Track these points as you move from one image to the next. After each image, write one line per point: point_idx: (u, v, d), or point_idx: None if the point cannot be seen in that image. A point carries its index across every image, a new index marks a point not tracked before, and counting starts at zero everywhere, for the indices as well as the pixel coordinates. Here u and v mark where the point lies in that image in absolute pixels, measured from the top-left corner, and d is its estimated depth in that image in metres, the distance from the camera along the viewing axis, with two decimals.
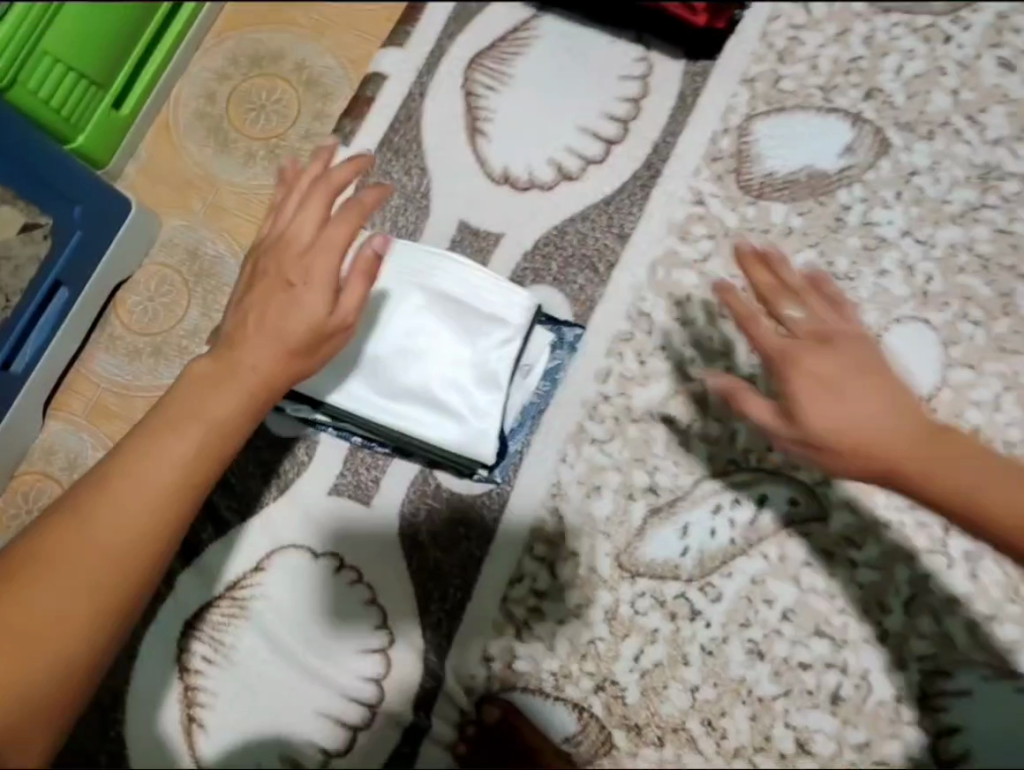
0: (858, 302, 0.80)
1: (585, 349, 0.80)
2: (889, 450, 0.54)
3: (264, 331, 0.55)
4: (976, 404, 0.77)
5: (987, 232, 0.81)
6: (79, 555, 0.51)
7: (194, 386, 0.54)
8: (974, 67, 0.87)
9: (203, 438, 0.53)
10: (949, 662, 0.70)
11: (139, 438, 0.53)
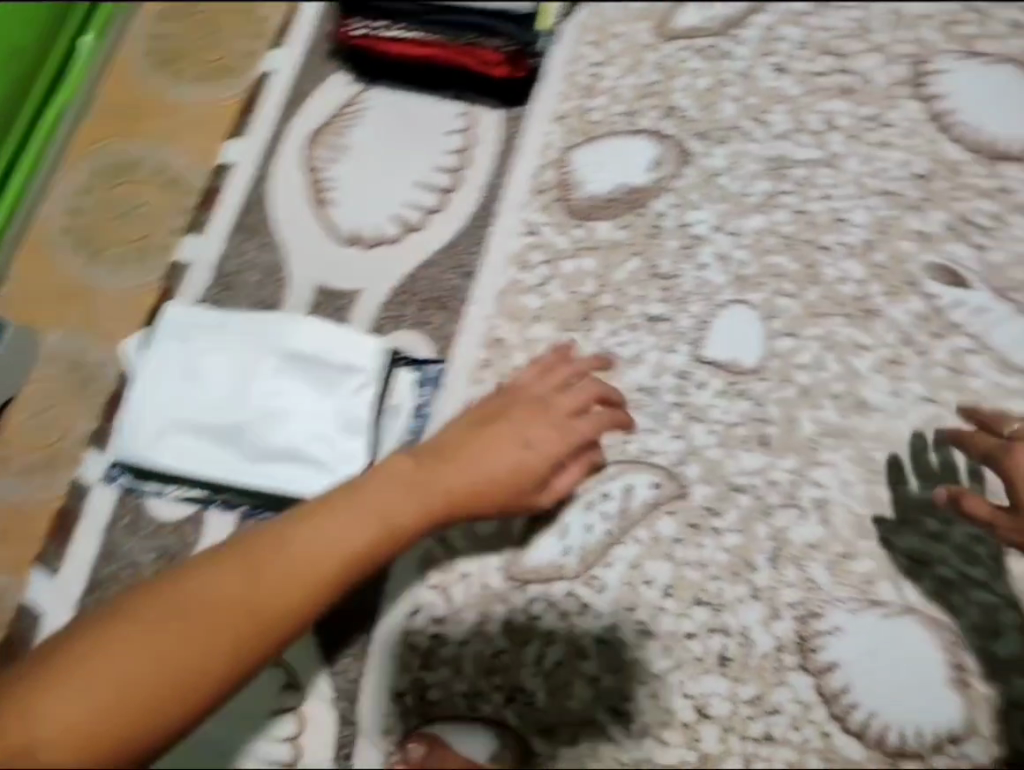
0: (683, 295, 0.88)
1: (449, 380, 0.84)
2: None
3: (483, 465, 0.72)
4: (802, 367, 0.84)
5: (787, 215, 0.90)
6: (248, 587, 0.59)
7: (401, 482, 0.68)
8: (751, 76, 0.97)
9: (391, 527, 0.66)
10: (819, 603, 0.77)
11: (308, 518, 0.64)
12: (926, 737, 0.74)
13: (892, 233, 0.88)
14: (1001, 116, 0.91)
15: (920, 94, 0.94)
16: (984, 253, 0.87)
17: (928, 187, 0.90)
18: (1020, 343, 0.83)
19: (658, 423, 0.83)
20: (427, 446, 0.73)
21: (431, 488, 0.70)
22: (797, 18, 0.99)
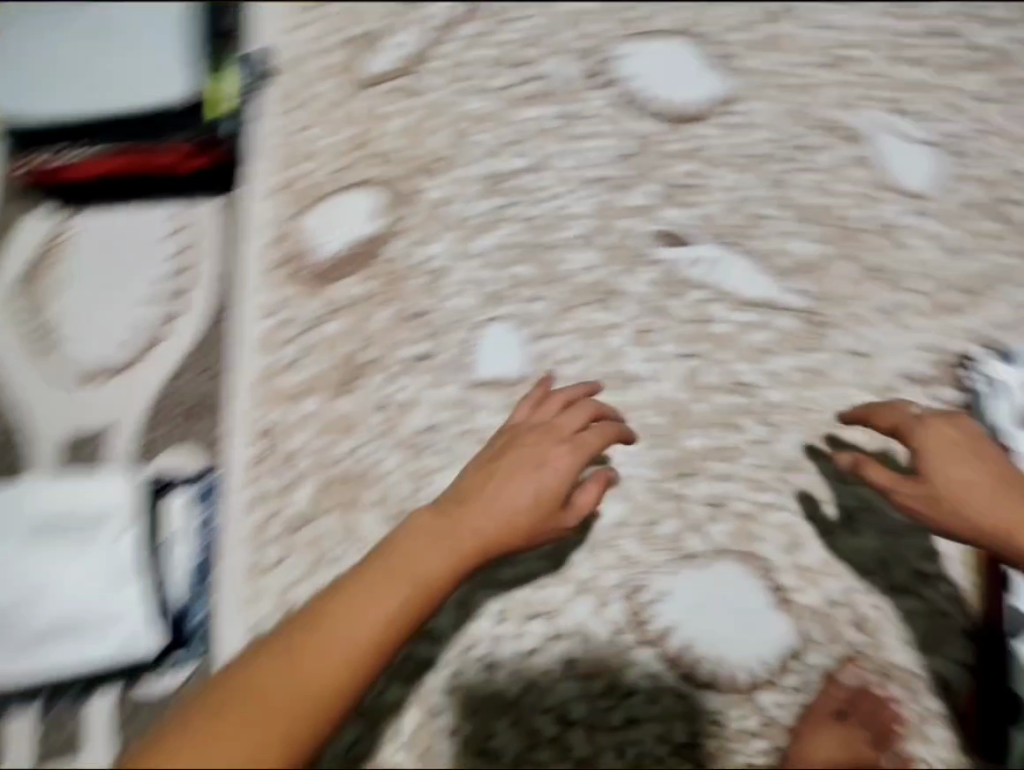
0: (439, 329, 0.89)
1: (229, 487, 0.82)
2: (982, 509, 0.66)
3: (480, 516, 0.65)
4: (564, 363, 0.89)
5: (516, 225, 0.92)
6: (325, 645, 0.57)
7: (417, 539, 0.63)
8: (453, 92, 0.94)
9: (408, 592, 0.60)
10: (640, 575, 0.83)
11: (395, 555, 0.62)
12: (769, 662, 0.82)
13: (613, 217, 0.92)
14: (680, 87, 0.94)
15: (607, 82, 0.95)
16: (700, 209, 0.92)
17: (637, 163, 0.93)
18: (749, 280, 0.90)
19: (449, 458, 0.84)
20: (454, 490, 0.68)
21: (458, 531, 0.64)
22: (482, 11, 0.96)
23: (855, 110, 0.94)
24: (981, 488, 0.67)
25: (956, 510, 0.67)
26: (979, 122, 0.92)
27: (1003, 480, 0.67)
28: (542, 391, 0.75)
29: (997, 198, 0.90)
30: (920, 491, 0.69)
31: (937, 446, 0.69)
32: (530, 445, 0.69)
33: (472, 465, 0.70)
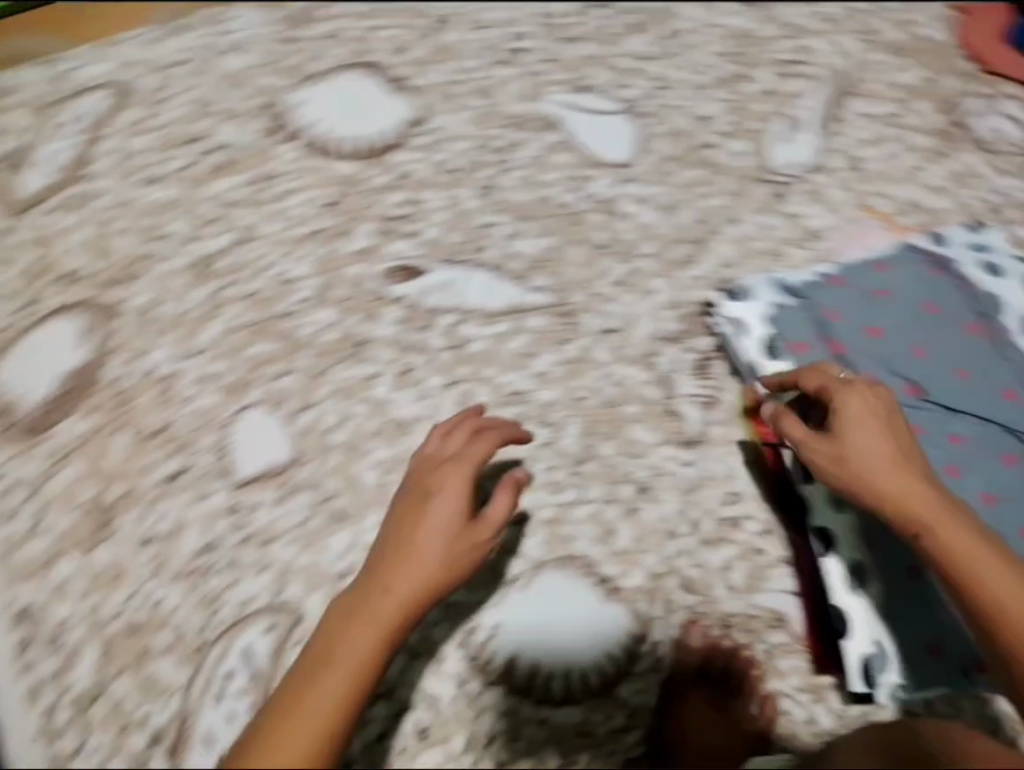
0: (188, 437, 0.86)
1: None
2: (891, 485, 0.71)
3: (410, 573, 0.71)
4: (332, 429, 0.86)
5: (237, 307, 0.88)
6: (304, 716, 0.66)
7: (357, 602, 0.71)
8: (129, 187, 0.89)
9: (362, 649, 0.69)
10: (471, 616, 0.83)
11: (345, 628, 0.70)
12: (618, 654, 0.83)
13: (337, 268, 0.90)
14: (363, 120, 0.91)
15: (287, 136, 0.91)
16: (419, 237, 0.90)
17: (342, 209, 0.90)
18: (488, 292, 0.90)
19: (235, 573, 0.84)
20: (385, 537, 0.74)
21: (395, 583, 0.71)
22: (132, 92, 0.91)
23: (541, 98, 0.92)
24: (886, 464, 0.72)
25: (857, 476, 0.72)
26: (659, 81, 0.93)
27: (906, 458, 0.72)
28: (442, 424, 0.81)
29: (696, 145, 0.92)
30: (832, 448, 0.73)
31: (861, 413, 0.73)
32: (428, 492, 0.75)
33: (393, 507, 0.77)
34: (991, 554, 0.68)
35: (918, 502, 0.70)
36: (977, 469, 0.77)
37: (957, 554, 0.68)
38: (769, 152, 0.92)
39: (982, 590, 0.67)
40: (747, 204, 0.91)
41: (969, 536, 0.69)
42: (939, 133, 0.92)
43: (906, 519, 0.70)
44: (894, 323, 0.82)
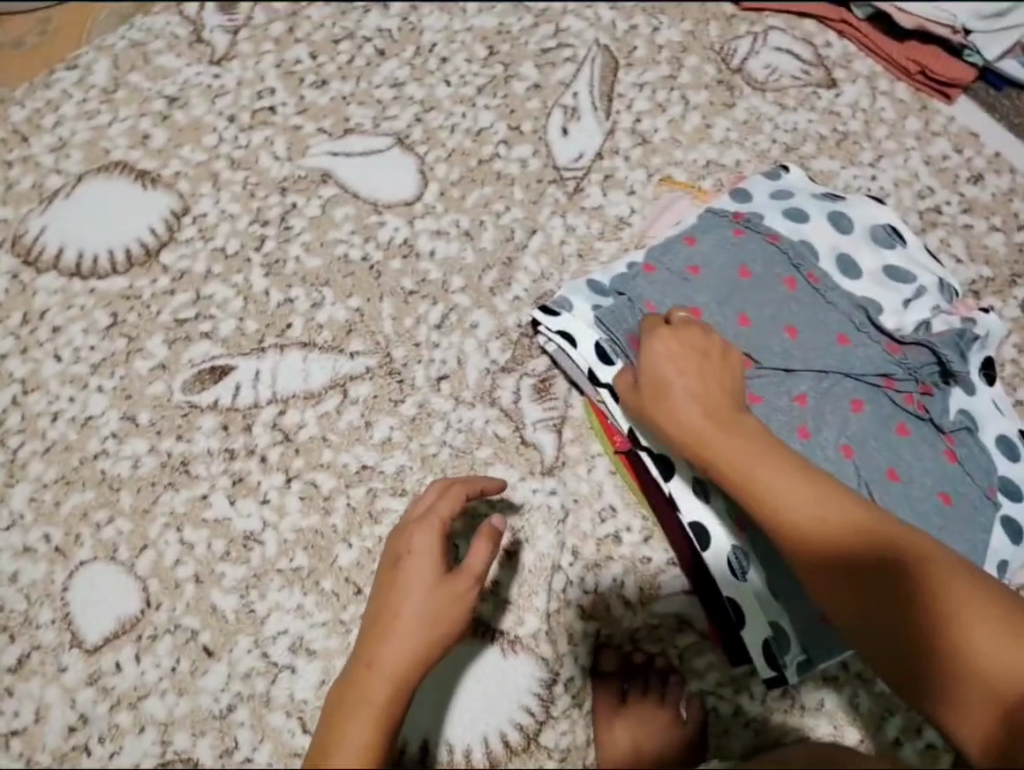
0: (24, 616, 0.77)
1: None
2: (688, 420, 0.69)
3: (397, 645, 0.61)
4: (178, 561, 0.79)
5: (38, 464, 0.80)
6: None
7: (354, 682, 0.61)
8: None
9: (367, 733, 0.58)
10: None
11: (336, 718, 0.60)
12: (534, 704, 0.77)
13: (138, 390, 0.83)
14: (116, 225, 0.86)
15: (43, 267, 0.85)
16: (216, 334, 0.84)
17: (124, 330, 0.84)
18: (305, 374, 0.83)
19: (116, 741, 0.74)
20: (372, 609, 0.65)
21: (384, 661, 0.61)
22: None
23: (307, 154, 0.90)
24: (693, 408, 0.69)
25: (660, 415, 0.70)
26: (421, 104, 0.92)
27: (714, 396, 0.70)
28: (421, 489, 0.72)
29: (479, 161, 0.90)
30: (644, 403, 0.72)
31: (664, 355, 0.71)
32: (409, 553, 0.66)
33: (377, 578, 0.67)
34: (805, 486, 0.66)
35: (727, 447, 0.68)
36: (826, 425, 0.74)
37: (767, 489, 0.66)
38: (553, 148, 0.90)
39: (791, 523, 0.65)
40: (545, 208, 0.88)
41: (782, 474, 0.66)
42: (716, 84, 0.93)
43: (720, 467, 0.68)
44: (712, 298, 0.79)
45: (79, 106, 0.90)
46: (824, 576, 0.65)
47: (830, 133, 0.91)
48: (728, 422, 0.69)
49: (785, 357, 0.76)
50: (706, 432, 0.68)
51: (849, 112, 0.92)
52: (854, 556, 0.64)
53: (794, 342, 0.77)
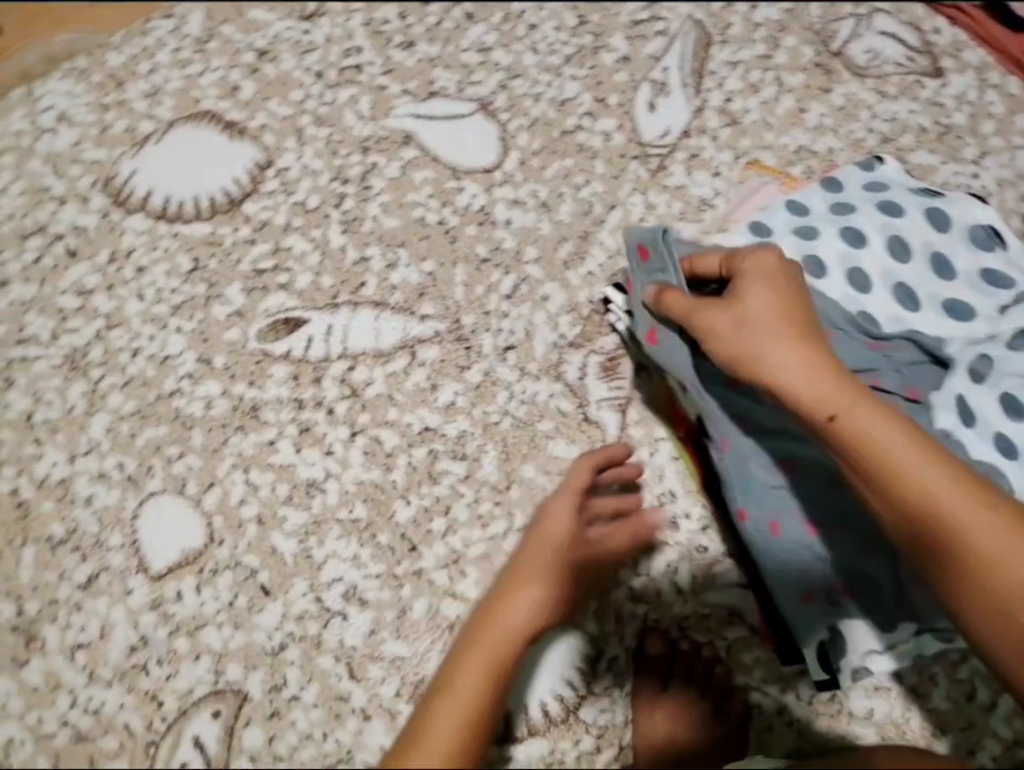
0: (96, 538, 0.81)
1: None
2: (780, 344, 0.65)
3: (526, 598, 0.65)
4: (243, 501, 0.81)
5: (117, 396, 0.84)
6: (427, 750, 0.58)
7: (479, 629, 0.64)
8: None
9: (484, 677, 0.62)
10: (416, 670, 0.78)
11: (459, 657, 0.63)
12: (576, 678, 0.77)
13: (215, 334, 0.85)
14: (201, 173, 0.88)
15: (131, 208, 0.88)
16: (292, 285, 0.86)
17: (204, 275, 0.86)
18: (376, 333, 0.85)
19: (173, 664, 0.78)
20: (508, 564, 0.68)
21: (513, 612, 0.64)
22: None
23: (390, 115, 0.90)
24: (789, 341, 0.66)
25: (747, 339, 0.66)
26: (508, 71, 0.91)
27: (802, 326, 0.67)
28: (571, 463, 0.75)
29: (562, 131, 0.89)
30: (729, 321, 0.68)
31: (752, 281, 0.69)
32: (549, 515, 0.70)
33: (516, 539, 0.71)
34: (912, 435, 0.63)
35: (838, 388, 0.63)
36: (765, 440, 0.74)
37: (863, 422, 0.62)
38: (639, 123, 0.89)
39: (879, 452, 0.62)
40: (626, 185, 0.87)
41: (892, 421, 0.63)
42: (814, 67, 0.90)
43: (829, 408, 0.63)
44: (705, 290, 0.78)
45: (172, 55, 0.92)
46: (913, 509, 0.62)
47: (933, 125, 0.87)
48: (817, 350, 0.65)
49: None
50: (800, 358, 0.65)
51: (955, 104, 0.88)
52: (943, 496, 0.61)
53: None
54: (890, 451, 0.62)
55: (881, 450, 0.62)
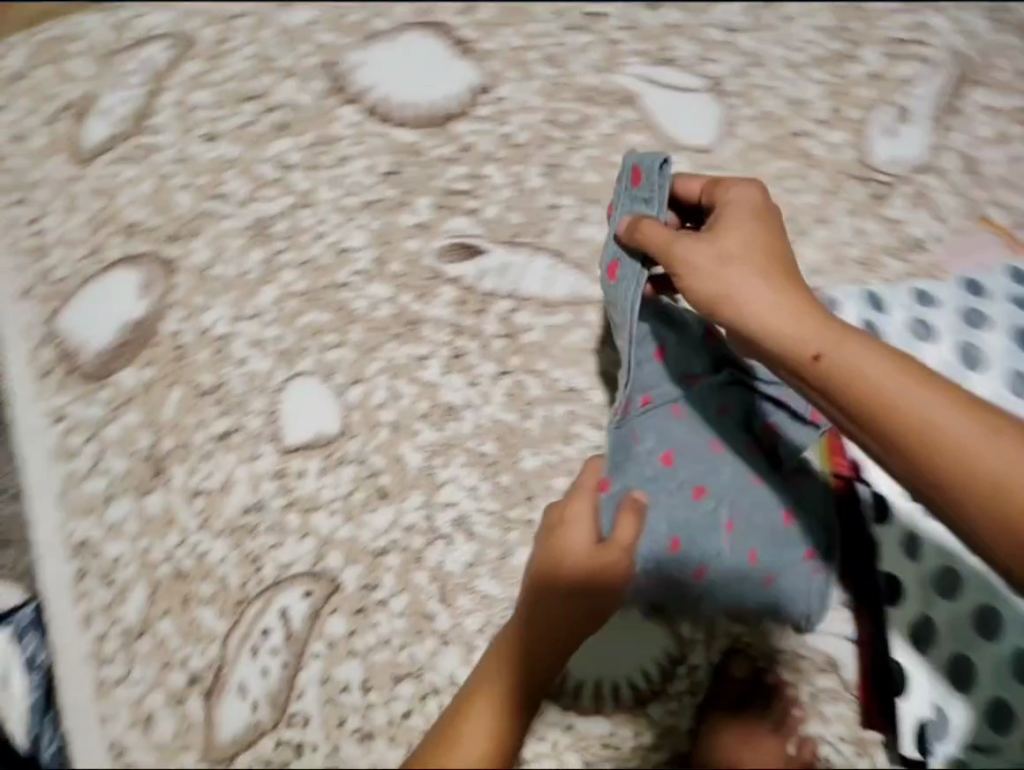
0: (241, 398, 0.85)
1: (50, 616, 0.82)
2: (756, 277, 0.59)
3: (548, 603, 0.72)
4: (382, 406, 0.84)
5: (292, 273, 0.86)
6: (468, 734, 0.68)
7: (509, 633, 0.72)
8: (188, 157, 0.87)
9: (513, 671, 0.70)
10: (503, 613, 0.80)
11: (478, 685, 0.71)
12: (654, 674, 0.81)
13: (395, 240, 0.86)
14: (423, 84, 0.87)
15: (347, 98, 0.88)
16: (480, 213, 0.87)
17: (399, 180, 0.87)
18: (548, 283, 0.85)
19: (279, 535, 0.83)
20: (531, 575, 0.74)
21: (544, 616, 0.72)
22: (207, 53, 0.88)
23: (620, 71, 0.87)
24: (765, 276, 0.60)
25: (726, 272, 0.60)
26: (751, 57, 0.86)
27: (781, 260, 0.61)
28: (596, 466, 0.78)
29: (788, 133, 0.86)
30: (710, 254, 0.61)
31: (728, 211, 0.63)
32: (561, 524, 0.74)
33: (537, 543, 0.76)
34: (909, 367, 0.56)
35: (820, 327, 0.57)
36: (656, 427, 0.73)
37: (852, 358, 0.56)
38: (870, 145, 0.85)
39: (867, 386, 0.55)
40: (838, 204, 0.84)
41: (882, 350, 0.56)
42: None
43: (813, 347, 0.57)
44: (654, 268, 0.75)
45: None
46: (913, 446, 0.54)
47: None
48: (792, 286, 0.60)
49: (688, 338, 0.75)
50: (777, 296, 0.59)
51: None
52: (945, 425, 0.54)
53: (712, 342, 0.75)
54: (883, 383, 0.55)
55: (872, 382, 0.55)
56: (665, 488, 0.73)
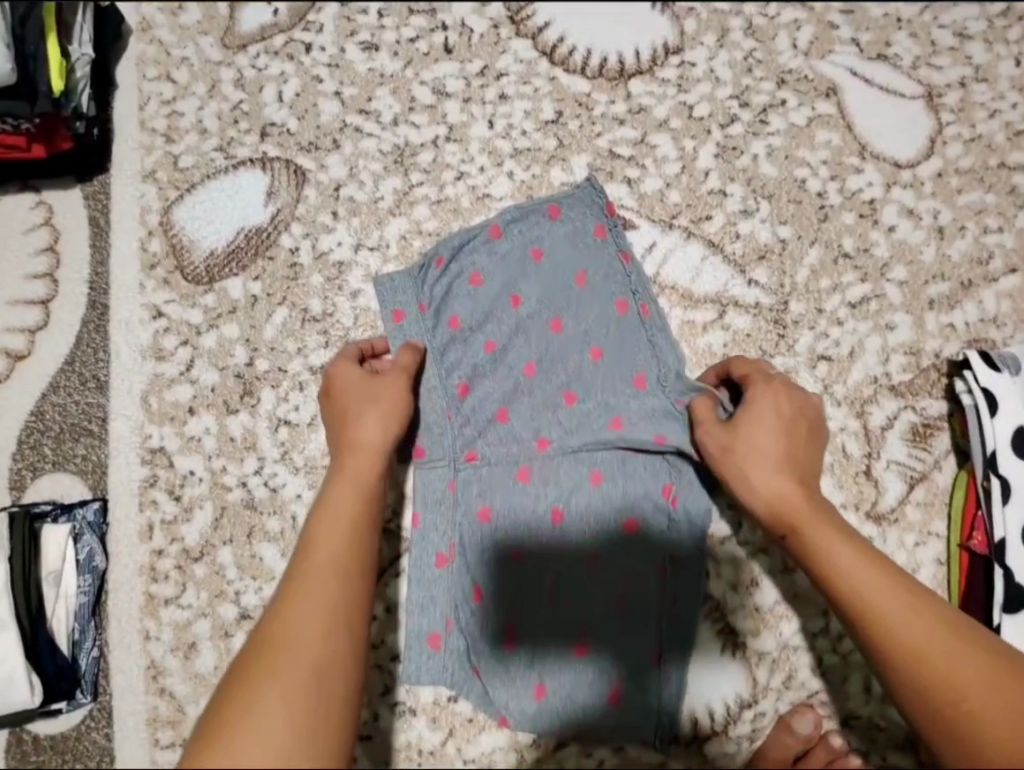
0: (345, 333, 0.80)
1: (112, 520, 0.78)
2: (777, 492, 0.63)
3: (363, 430, 0.66)
4: None
5: (425, 209, 0.81)
6: (324, 527, 0.58)
7: (335, 465, 0.64)
8: (343, 62, 0.83)
9: (355, 477, 0.63)
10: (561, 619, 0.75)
11: (323, 491, 0.62)
12: (719, 714, 0.73)
13: (541, 192, 0.80)
14: (607, 31, 0.81)
15: (523, 32, 0.82)
16: (638, 184, 0.79)
17: (560, 131, 0.80)
18: (694, 275, 0.77)
19: None
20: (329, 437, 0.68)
21: (356, 448, 0.65)
22: None
23: (825, 59, 0.79)
24: (784, 481, 0.64)
25: (742, 479, 0.65)
26: (976, 70, 0.78)
27: (805, 476, 0.64)
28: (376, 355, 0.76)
29: (1000, 163, 0.77)
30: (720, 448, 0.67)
31: (755, 406, 0.67)
32: (331, 391, 0.70)
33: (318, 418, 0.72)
34: (889, 571, 0.59)
35: (825, 525, 0.61)
36: (475, 484, 0.74)
37: (854, 578, 0.59)
38: None
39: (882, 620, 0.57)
40: None
41: (897, 581, 0.58)
42: None
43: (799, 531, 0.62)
44: (511, 336, 0.75)
45: None
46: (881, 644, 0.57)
47: None
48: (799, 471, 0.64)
49: (530, 411, 0.74)
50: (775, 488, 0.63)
51: None
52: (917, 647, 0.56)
53: (566, 408, 0.74)
54: (876, 599, 0.58)
55: (862, 589, 0.58)
56: (476, 543, 0.73)
